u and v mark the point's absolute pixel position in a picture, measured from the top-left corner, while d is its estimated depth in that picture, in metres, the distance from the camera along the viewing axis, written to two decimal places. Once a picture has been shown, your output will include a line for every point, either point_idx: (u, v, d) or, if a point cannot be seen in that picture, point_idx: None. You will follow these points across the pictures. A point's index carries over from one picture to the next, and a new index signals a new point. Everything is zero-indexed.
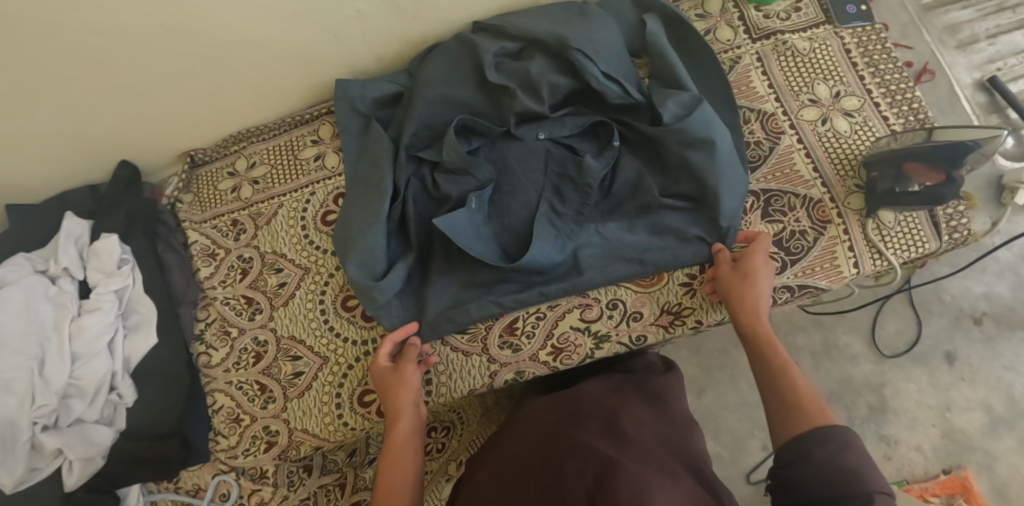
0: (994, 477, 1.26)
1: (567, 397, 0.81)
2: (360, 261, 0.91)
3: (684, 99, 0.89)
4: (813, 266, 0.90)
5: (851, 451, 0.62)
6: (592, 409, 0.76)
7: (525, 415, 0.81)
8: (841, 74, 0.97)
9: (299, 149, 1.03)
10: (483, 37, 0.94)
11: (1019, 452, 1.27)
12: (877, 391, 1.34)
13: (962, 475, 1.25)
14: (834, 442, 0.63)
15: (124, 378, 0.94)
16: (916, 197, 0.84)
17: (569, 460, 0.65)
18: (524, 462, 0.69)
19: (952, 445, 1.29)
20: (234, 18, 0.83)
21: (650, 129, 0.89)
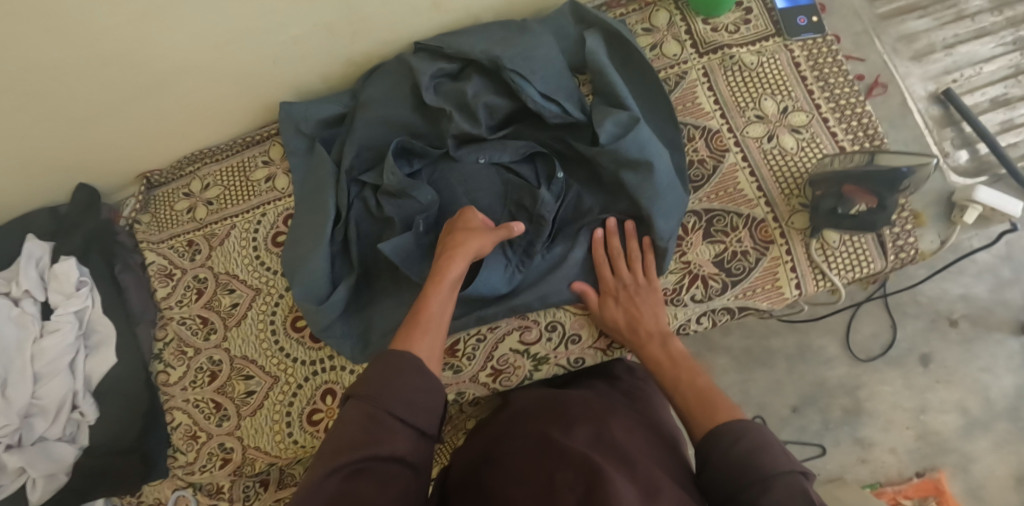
0: (969, 479, 1.25)
1: (552, 402, 0.77)
2: (305, 283, 0.93)
3: (621, 117, 0.86)
4: (754, 287, 0.89)
5: (746, 435, 0.63)
6: (581, 418, 0.71)
7: (507, 420, 0.76)
8: (789, 89, 0.94)
9: (250, 170, 1.05)
10: (421, 59, 0.93)
11: (994, 453, 1.26)
12: (851, 393, 1.31)
13: (936, 478, 1.24)
14: (730, 432, 0.64)
15: (85, 397, 0.97)
16: (854, 220, 0.83)
17: (559, 469, 0.61)
18: (512, 464, 0.64)
19: (927, 447, 1.27)
20: (167, 49, 0.83)
21: (587, 149, 0.88)
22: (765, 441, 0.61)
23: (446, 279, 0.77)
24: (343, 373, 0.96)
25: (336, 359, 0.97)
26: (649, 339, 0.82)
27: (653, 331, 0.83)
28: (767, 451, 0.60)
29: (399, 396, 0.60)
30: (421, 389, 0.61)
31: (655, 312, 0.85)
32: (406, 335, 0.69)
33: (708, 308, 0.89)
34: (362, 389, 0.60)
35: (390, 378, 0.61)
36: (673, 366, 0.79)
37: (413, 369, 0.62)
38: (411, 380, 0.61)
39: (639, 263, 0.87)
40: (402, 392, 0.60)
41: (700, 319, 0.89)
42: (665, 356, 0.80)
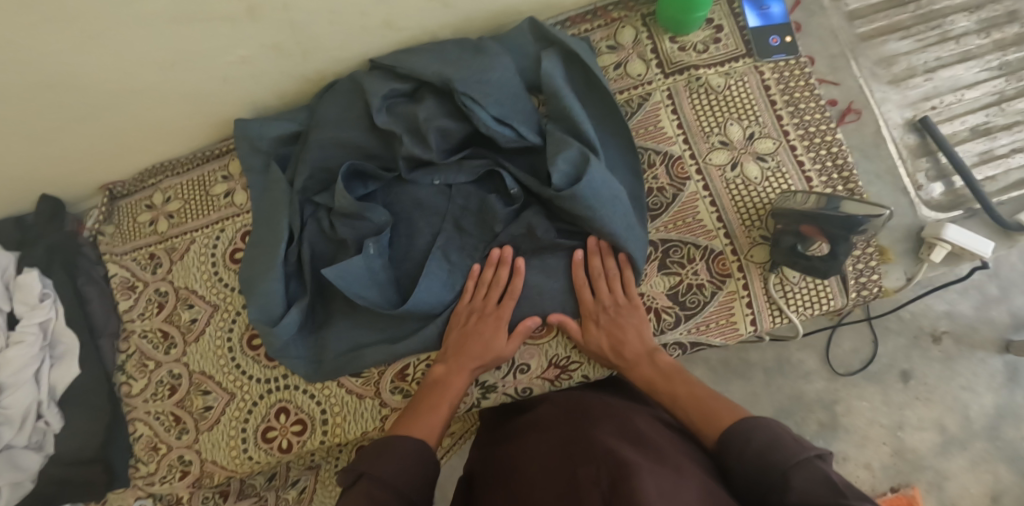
0: (943, 497, 1.20)
1: (575, 405, 0.78)
2: (259, 304, 0.92)
3: (571, 153, 0.84)
4: (708, 322, 0.86)
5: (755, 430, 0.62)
6: (606, 418, 0.72)
7: (534, 425, 0.77)
8: (757, 113, 0.90)
9: (210, 185, 1.05)
10: (375, 78, 0.92)
11: (971, 472, 1.21)
12: (829, 408, 1.26)
13: (910, 494, 1.18)
14: (740, 432, 0.63)
15: (50, 406, 0.98)
16: (807, 261, 0.81)
17: (583, 465, 0.61)
18: (543, 468, 0.64)
19: (902, 464, 1.22)
20: (112, 71, 0.83)
21: (541, 189, 0.85)
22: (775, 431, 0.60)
23: (452, 386, 0.81)
24: (296, 393, 0.96)
25: (291, 378, 0.97)
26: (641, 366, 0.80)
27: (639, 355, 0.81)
28: (780, 441, 0.59)
29: (397, 466, 0.65)
30: (417, 461, 0.68)
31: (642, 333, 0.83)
32: (410, 418, 0.76)
33: (661, 342, 0.86)
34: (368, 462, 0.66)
35: (388, 456, 0.66)
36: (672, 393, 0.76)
37: (418, 448, 0.69)
38: (414, 461, 0.67)
39: (620, 280, 0.86)
40: (406, 468, 0.66)
41: None
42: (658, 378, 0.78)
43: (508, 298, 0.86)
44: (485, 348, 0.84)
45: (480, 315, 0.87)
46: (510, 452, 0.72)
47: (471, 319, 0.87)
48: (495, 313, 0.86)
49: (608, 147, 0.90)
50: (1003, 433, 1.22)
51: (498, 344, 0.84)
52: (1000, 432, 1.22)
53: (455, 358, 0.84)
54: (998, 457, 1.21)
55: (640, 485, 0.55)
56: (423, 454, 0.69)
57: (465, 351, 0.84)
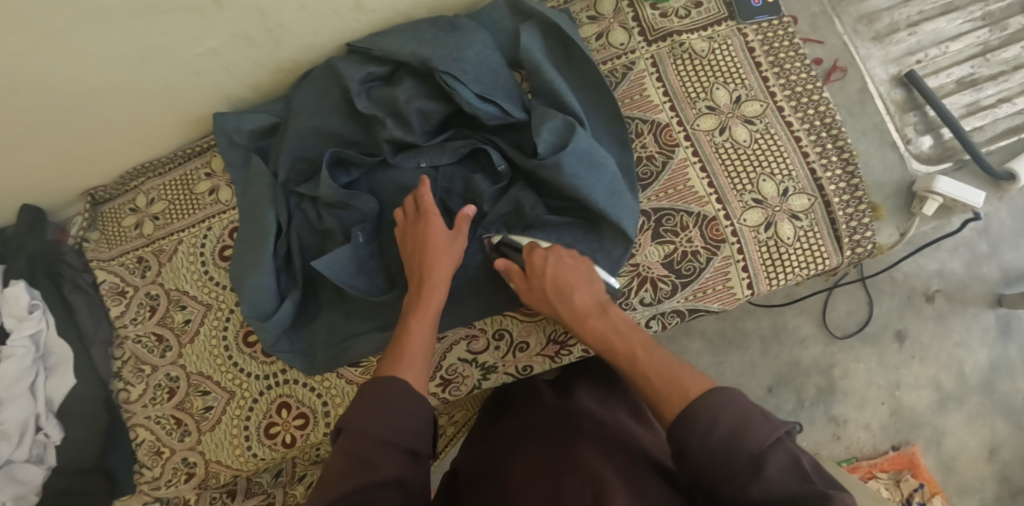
0: (942, 452, 1.23)
1: (565, 411, 0.77)
2: (250, 300, 0.91)
3: (555, 124, 0.84)
4: (705, 288, 0.86)
5: (721, 409, 0.57)
6: (592, 431, 0.71)
7: (516, 428, 0.76)
8: (743, 76, 0.90)
9: (194, 183, 1.03)
10: (352, 64, 0.90)
11: (967, 427, 1.23)
12: (826, 371, 1.27)
13: (909, 452, 1.21)
14: (703, 409, 0.57)
15: (48, 417, 0.97)
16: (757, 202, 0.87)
17: (568, 476, 0.62)
18: (522, 476, 0.64)
19: (901, 422, 1.24)
20: (78, 70, 0.81)
21: (527, 163, 0.84)
22: (742, 407, 0.57)
23: (427, 312, 0.78)
24: (296, 386, 0.96)
25: (289, 372, 0.96)
26: (533, 289, 0.80)
27: (524, 287, 0.81)
28: (750, 421, 0.55)
29: (389, 421, 0.61)
30: (405, 402, 0.63)
31: (506, 267, 0.82)
32: (392, 358, 0.71)
33: (658, 311, 0.86)
34: (350, 419, 0.62)
35: (373, 404, 0.62)
36: (558, 294, 0.78)
37: (406, 398, 0.63)
38: (402, 399, 0.63)
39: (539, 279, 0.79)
40: (395, 415, 0.62)
41: (649, 323, 0.86)
42: (554, 293, 0.78)
43: (429, 210, 0.83)
44: (440, 252, 0.81)
45: (410, 231, 0.83)
46: (494, 452, 0.72)
47: (406, 237, 0.83)
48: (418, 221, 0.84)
49: (593, 120, 0.89)
50: (997, 387, 1.24)
51: (441, 246, 0.81)
52: (995, 386, 1.24)
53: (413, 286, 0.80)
54: (993, 411, 1.23)
55: None
56: (408, 393, 0.64)
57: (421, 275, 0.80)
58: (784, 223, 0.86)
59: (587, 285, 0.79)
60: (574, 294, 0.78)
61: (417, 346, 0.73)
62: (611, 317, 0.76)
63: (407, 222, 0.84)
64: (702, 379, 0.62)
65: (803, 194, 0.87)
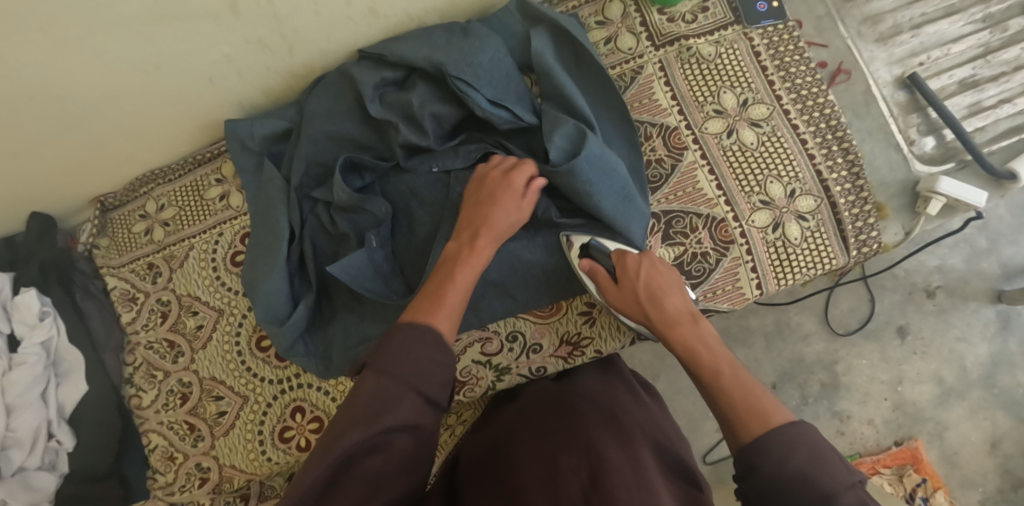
0: (944, 446, 1.25)
1: (560, 395, 0.80)
2: (264, 305, 0.91)
3: (567, 129, 0.85)
4: (715, 289, 0.87)
5: (798, 445, 0.56)
6: (591, 408, 0.75)
7: (519, 411, 0.80)
8: (749, 80, 0.91)
9: (204, 189, 1.03)
10: (365, 69, 0.91)
11: (969, 421, 1.25)
12: (829, 368, 1.29)
13: (912, 446, 1.23)
14: (779, 442, 0.57)
15: (60, 424, 0.97)
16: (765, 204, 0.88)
17: (562, 453, 0.66)
18: (524, 455, 0.68)
19: (903, 417, 1.26)
20: (93, 76, 0.81)
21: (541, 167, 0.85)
22: (820, 448, 0.56)
23: (471, 266, 0.76)
24: (310, 390, 0.97)
25: (303, 376, 0.97)
26: (623, 290, 0.80)
27: (612, 290, 0.81)
28: (827, 462, 0.54)
29: (419, 364, 0.59)
30: (431, 347, 0.61)
31: (590, 270, 0.82)
32: (430, 301, 0.69)
33: None
34: (378, 355, 0.59)
35: (404, 345, 0.60)
36: (650, 298, 0.78)
37: (437, 345, 0.61)
38: (429, 347, 0.60)
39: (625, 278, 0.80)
40: (420, 359, 0.59)
41: None
42: (648, 296, 0.78)
43: (513, 173, 0.83)
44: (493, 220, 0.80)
45: (487, 187, 0.83)
46: (494, 435, 0.76)
47: (480, 192, 0.83)
48: (501, 184, 0.82)
49: (603, 123, 0.90)
50: (998, 381, 1.26)
51: (506, 208, 0.81)
52: (996, 380, 1.26)
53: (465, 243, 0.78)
54: (994, 404, 1.25)
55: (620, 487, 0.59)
56: (435, 340, 0.61)
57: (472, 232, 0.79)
58: (792, 224, 0.88)
59: (680, 294, 0.79)
60: (668, 299, 0.78)
61: (456, 296, 0.71)
62: (702, 327, 0.75)
63: (483, 179, 0.84)
64: (784, 411, 0.61)
65: (809, 196, 0.88)
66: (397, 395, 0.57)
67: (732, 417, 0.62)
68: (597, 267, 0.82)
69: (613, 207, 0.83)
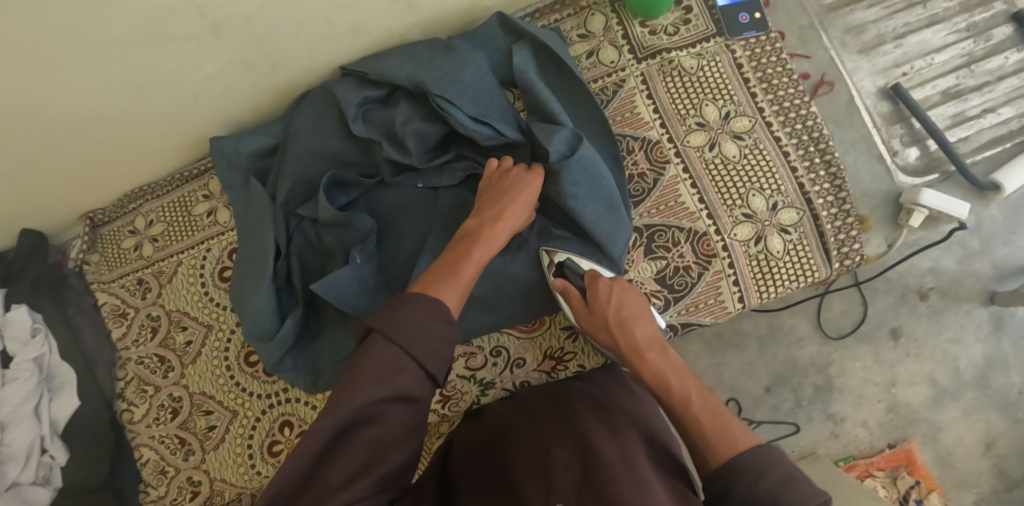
0: (938, 447, 1.25)
1: (557, 392, 0.81)
2: (252, 321, 0.92)
3: (564, 134, 0.85)
4: (697, 303, 0.88)
5: (771, 466, 0.58)
6: (587, 403, 0.76)
7: (515, 407, 0.81)
8: (732, 92, 0.91)
9: (192, 205, 1.04)
10: (347, 87, 0.91)
11: (963, 422, 1.25)
12: (823, 371, 1.29)
13: (906, 448, 1.23)
14: (753, 463, 0.59)
15: (53, 440, 0.98)
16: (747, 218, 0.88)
17: (557, 447, 0.68)
18: (519, 450, 0.70)
19: (897, 419, 1.26)
20: (78, 99, 0.82)
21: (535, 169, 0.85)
22: (790, 471, 0.58)
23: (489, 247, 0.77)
24: (298, 405, 0.98)
25: (291, 391, 0.98)
26: (592, 315, 0.81)
27: (583, 313, 0.81)
28: (796, 484, 0.56)
29: (423, 336, 0.60)
30: (436, 319, 0.62)
31: (564, 288, 0.82)
32: (444, 274, 0.70)
33: None
34: (382, 319, 0.60)
35: (411, 314, 0.61)
36: (619, 325, 0.78)
37: (439, 319, 0.62)
38: (434, 321, 0.61)
39: (602, 299, 0.79)
40: (424, 331, 0.60)
41: None
42: (617, 323, 0.78)
43: (519, 166, 0.83)
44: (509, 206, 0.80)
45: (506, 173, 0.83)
46: (491, 430, 0.78)
47: (497, 177, 0.83)
48: (520, 175, 0.82)
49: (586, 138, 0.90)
50: (992, 382, 1.26)
51: (526, 193, 0.81)
52: (990, 381, 1.26)
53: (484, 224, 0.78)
54: (988, 405, 1.25)
55: (612, 477, 0.61)
56: (440, 312, 0.62)
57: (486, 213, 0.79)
58: (774, 237, 0.88)
59: (647, 320, 0.79)
60: (637, 328, 0.77)
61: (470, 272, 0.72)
62: (670, 357, 0.75)
63: (495, 170, 0.84)
64: (752, 435, 0.63)
65: (792, 208, 0.88)
66: (396, 363, 0.58)
67: (704, 443, 0.64)
68: (569, 291, 0.82)
69: (597, 221, 0.84)
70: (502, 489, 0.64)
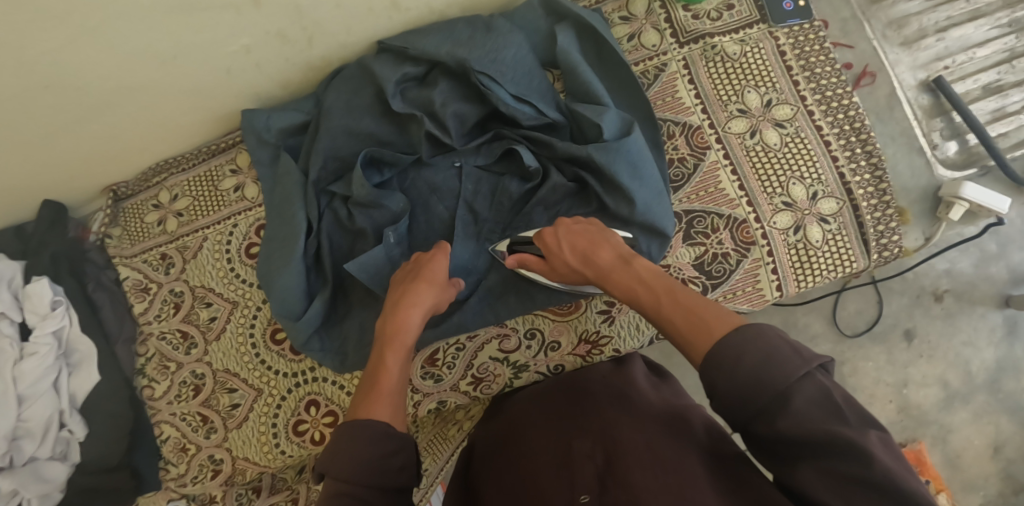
0: (947, 449, 1.26)
1: (577, 381, 0.78)
2: (280, 299, 0.90)
3: (613, 115, 0.85)
4: (735, 290, 0.87)
5: (746, 346, 0.52)
6: (600, 392, 0.74)
7: (529, 402, 0.79)
8: (774, 80, 0.90)
9: (218, 179, 1.02)
10: (385, 63, 0.89)
11: (973, 425, 1.26)
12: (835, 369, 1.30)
13: (917, 449, 1.24)
14: (727, 350, 0.53)
15: (72, 414, 0.96)
16: (787, 206, 0.88)
17: (578, 439, 0.66)
18: (535, 446, 0.68)
19: (908, 419, 1.27)
20: (111, 68, 0.79)
21: (584, 149, 0.84)
22: (770, 342, 0.51)
23: (400, 346, 0.72)
24: (325, 384, 0.96)
25: (318, 370, 0.96)
26: (557, 267, 0.79)
27: (546, 270, 0.80)
28: (773, 358, 0.50)
29: (365, 463, 0.56)
30: (376, 443, 0.58)
31: (519, 262, 0.82)
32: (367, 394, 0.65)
33: None
34: (327, 462, 0.57)
35: (347, 449, 0.57)
36: (580, 261, 0.76)
37: (378, 436, 0.58)
38: (374, 444, 0.58)
39: (564, 244, 0.78)
40: (363, 459, 0.56)
41: None
42: (579, 261, 0.76)
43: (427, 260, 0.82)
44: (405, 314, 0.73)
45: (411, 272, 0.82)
46: (510, 426, 0.76)
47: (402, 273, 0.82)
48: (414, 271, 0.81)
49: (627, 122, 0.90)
50: (1003, 386, 1.26)
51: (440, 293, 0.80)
52: (1001, 385, 1.26)
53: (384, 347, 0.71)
54: (998, 409, 1.26)
55: (636, 467, 0.59)
56: (382, 436, 0.58)
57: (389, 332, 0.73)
58: (814, 226, 0.87)
59: (607, 242, 0.76)
60: (597, 254, 0.75)
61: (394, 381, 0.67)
62: (636, 267, 0.71)
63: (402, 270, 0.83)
64: (728, 315, 0.57)
65: (832, 198, 0.88)
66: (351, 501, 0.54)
67: (687, 345, 0.58)
68: (524, 260, 0.81)
69: (637, 202, 0.83)
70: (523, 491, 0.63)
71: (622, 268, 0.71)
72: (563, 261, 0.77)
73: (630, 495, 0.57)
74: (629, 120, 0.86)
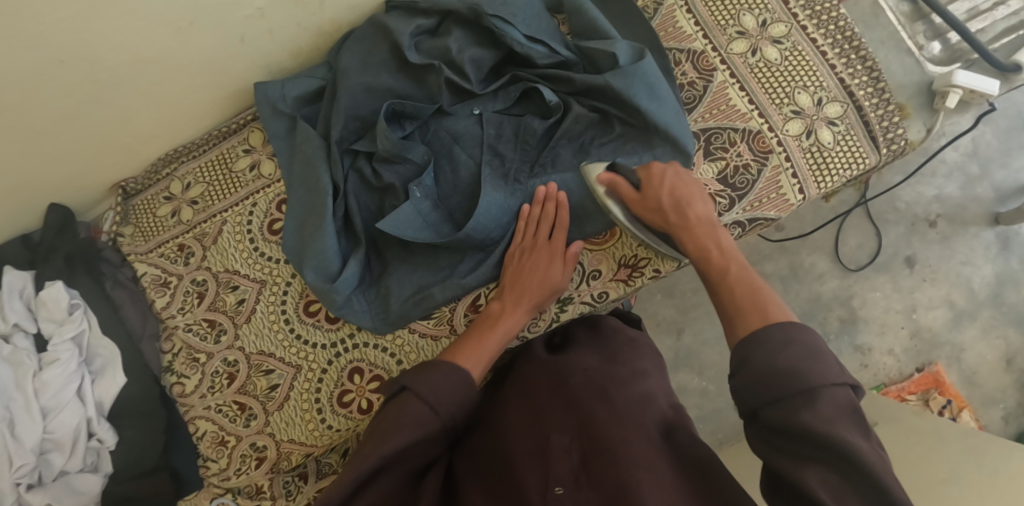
0: (963, 368, 1.31)
1: (558, 369, 0.80)
2: (314, 265, 0.89)
3: (625, 47, 0.89)
4: (760, 199, 0.90)
5: (793, 340, 0.57)
6: (582, 384, 0.76)
7: (513, 379, 0.82)
8: (764, 2, 0.95)
9: (232, 161, 1.01)
10: (396, 18, 0.92)
11: (983, 341, 1.31)
12: (846, 304, 1.33)
13: (934, 371, 1.29)
14: (773, 341, 0.58)
15: (100, 422, 0.91)
16: (796, 112, 0.92)
17: (556, 432, 0.71)
18: (518, 433, 0.72)
19: (921, 344, 1.31)
20: (128, 38, 0.79)
21: (599, 78, 0.87)
22: (814, 349, 0.56)
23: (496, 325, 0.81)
24: (367, 349, 0.94)
25: (357, 337, 0.94)
26: (648, 197, 0.81)
27: (635, 199, 0.82)
28: (821, 359, 0.55)
29: (443, 395, 0.67)
30: (459, 388, 0.68)
31: (610, 181, 0.83)
32: (470, 346, 0.78)
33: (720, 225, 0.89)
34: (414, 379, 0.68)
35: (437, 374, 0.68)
36: (677, 205, 0.79)
37: (464, 388, 0.68)
38: (462, 384, 0.69)
39: (671, 182, 0.81)
40: (453, 388, 0.68)
41: None
42: (676, 204, 0.79)
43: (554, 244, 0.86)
44: (544, 275, 0.84)
45: (531, 253, 0.86)
46: (493, 406, 0.79)
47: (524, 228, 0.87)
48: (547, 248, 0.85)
49: None
50: (1005, 299, 1.31)
51: (553, 275, 0.84)
52: (1003, 299, 1.31)
53: (514, 295, 0.84)
54: (1004, 322, 1.31)
55: (608, 467, 0.65)
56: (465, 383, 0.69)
57: (519, 288, 0.84)
58: (824, 129, 0.91)
59: (702, 197, 0.81)
60: (695, 206, 0.79)
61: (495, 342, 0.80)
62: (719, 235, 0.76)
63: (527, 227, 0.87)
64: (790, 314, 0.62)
65: (836, 102, 0.92)
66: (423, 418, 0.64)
67: (737, 315, 0.65)
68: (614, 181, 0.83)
69: (658, 121, 0.86)
70: (501, 471, 0.68)
71: (716, 235, 0.76)
72: (656, 199, 0.80)
73: (597, 490, 0.64)
74: (639, 48, 0.89)
